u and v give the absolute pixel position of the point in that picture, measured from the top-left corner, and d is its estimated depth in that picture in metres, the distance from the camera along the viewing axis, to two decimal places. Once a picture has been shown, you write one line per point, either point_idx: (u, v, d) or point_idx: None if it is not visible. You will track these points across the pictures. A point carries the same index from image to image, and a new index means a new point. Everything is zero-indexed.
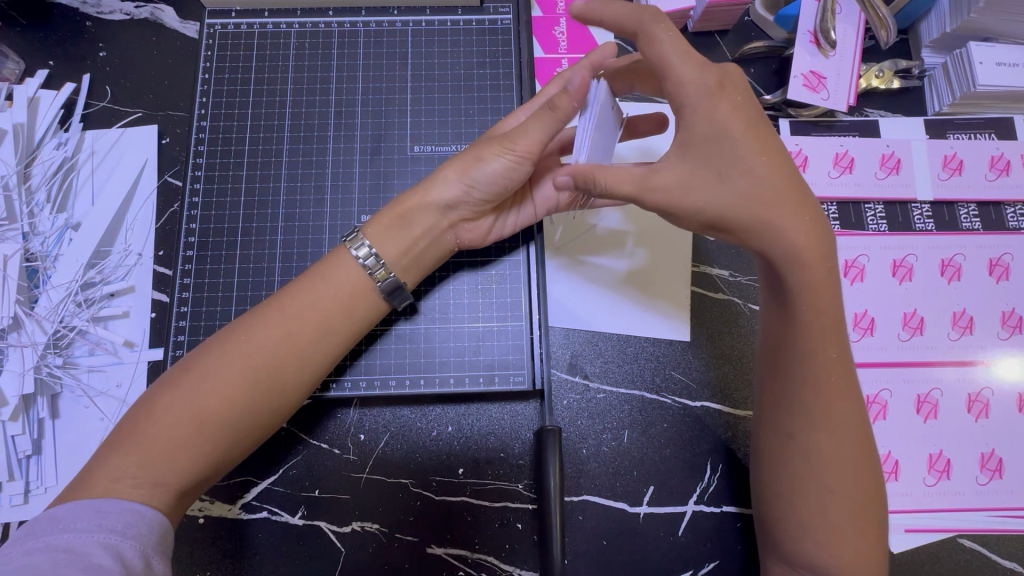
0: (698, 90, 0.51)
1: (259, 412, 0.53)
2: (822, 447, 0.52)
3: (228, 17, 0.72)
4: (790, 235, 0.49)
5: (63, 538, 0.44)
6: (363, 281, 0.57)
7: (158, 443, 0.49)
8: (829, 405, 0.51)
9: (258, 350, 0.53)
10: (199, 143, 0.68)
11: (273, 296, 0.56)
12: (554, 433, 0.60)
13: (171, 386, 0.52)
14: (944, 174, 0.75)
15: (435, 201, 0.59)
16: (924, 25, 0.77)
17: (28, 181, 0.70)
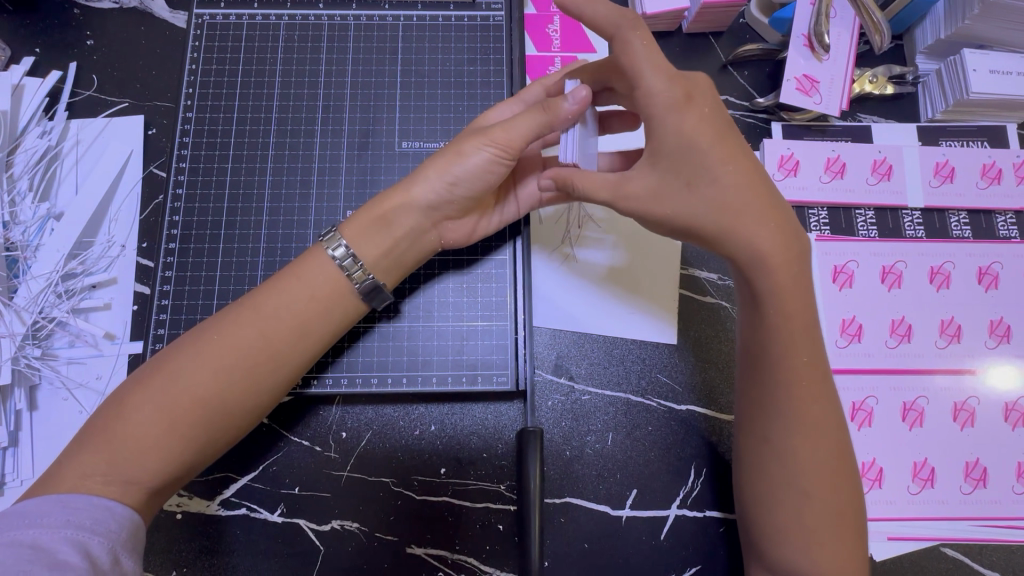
0: (666, 101, 0.51)
1: (232, 410, 0.52)
2: (794, 452, 0.51)
3: (216, 8, 0.71)
4: (758, 237, 0.50)
5: (29, 534, 0.44)
6: (340, 282, 0.56)
7: (129, 442, 0.49)
8: (802, 411, 0.51)
9: (234, 349, 0.52)
10: (184, 134, 0.67)
11: (252, 294, 0.56)
12: (537, 435, 0.59)
13: (143, 383, 0.51)
14: (935, 181, 0.74)
15: (416, 202, 0.58)
16: (919, 31, 0.77)
17: (10, 169, 0.69)
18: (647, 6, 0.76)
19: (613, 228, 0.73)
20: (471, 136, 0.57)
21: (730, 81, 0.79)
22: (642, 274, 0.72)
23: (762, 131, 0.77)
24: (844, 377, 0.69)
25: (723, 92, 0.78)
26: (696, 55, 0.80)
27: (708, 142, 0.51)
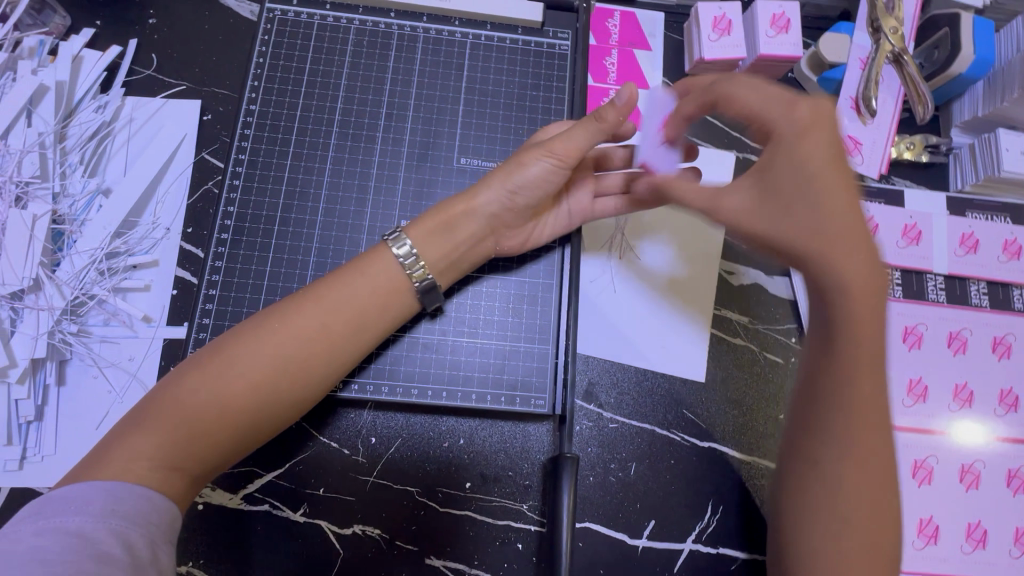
0: (796, 127, 0.50)
1: (282, 398, 0.52)
2: (847, 479, 0.50)
3: (289, 5, 0.72)
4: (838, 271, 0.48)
5: (73, 521, 0.42)
6: (400, 280, 0.58)
7: (178, 425, 0.48)
8: (869, 444, 0.50)
9: (293, 338, 0.53)
10: (245, 126, 0.68)
11: (313, 286, 0.56)
12: (572, 462, 0.60)
13: (198, 367, 0.51)
14: (960, 251, 0.78)
15: (477, 208, 0.61)
16: (957, 106, 0.81)
17: (63, 141, 0.69)
18: (704, 52, 0.78)
19: (655, 261, 0.76)
20: (530, 151, 0.61)
21: None
22: (678, 309, 0.74)
23: None
24: None
25: None
26: None
27: (816, 163, 0.50)
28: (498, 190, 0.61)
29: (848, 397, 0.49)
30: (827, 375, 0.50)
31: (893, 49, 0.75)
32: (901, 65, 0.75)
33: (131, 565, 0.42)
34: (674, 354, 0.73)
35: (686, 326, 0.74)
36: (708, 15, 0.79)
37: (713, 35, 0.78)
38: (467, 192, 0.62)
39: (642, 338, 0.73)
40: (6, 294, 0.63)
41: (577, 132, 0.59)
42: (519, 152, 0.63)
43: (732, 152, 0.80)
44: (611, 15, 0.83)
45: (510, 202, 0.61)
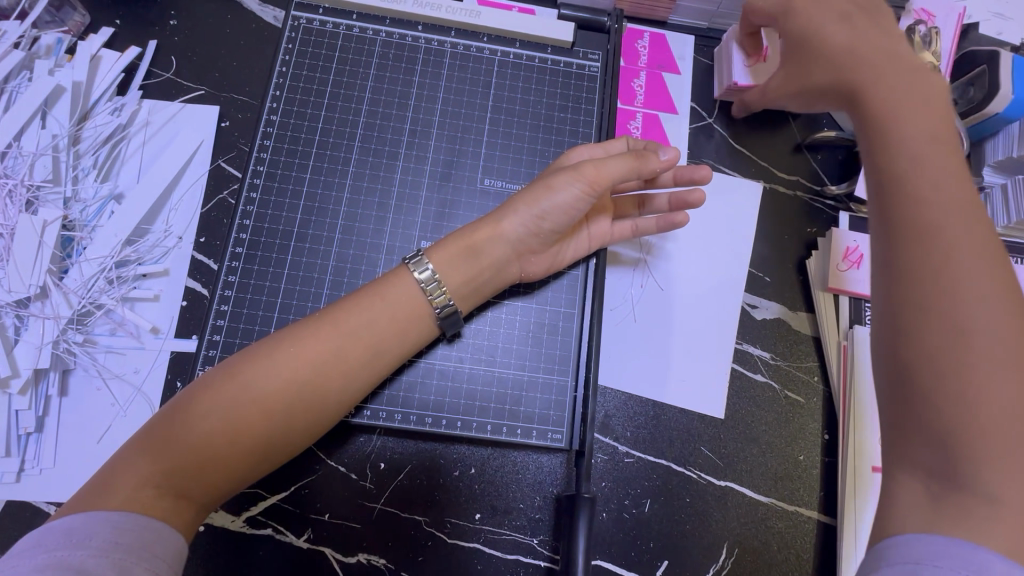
0: (872, 66, 0.58)
1: (294, 426, 0.50)
2: (980, 394, 0.42)
3: (314, 13, 0.70)
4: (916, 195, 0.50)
5: (76, 556, 0.40)
6: (420, 305, 0.56)
7: (187, 452, 0.47)
8: (999, 361, 0.42)
9: (308, 364, 0.51)
10: (265, 137, 0.66)
11: (331, 308, 0.54)
12: (589, 501, 0.58)
13: (209, 390, 0.49)
14: None
15: (500, 233, 0.59)
16: (990, 144, 0.79)
17: (77, 144, 0.67)
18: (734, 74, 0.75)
19: (679, 289, 0.74)
20: (561, 175, 0.58)
21: (802, 163, 0.80)
22: (701, 341, 0.73)
23: (829, 218, 0.78)
24: None
25: (794, 173, 0.80)
26: (773, 132, 0.81)
27: (896, 105, 0.55)
28: (524, 211, 0.58)
29: (960, 304, 0.45)
30: (918, 278, 0.47)
31: None
32: None
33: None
34: (696, 386, 0.71)
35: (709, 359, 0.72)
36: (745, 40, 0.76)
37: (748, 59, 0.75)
38: (492, 214, 0.60)
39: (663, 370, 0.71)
40: (12, 301, 0.61)
41: (614, 162, 0.57)
42: (548, 173, 0.60)
43: (758, 181, 0.79)
44: (641, 36, 0.81)
45: (533, 226, 0.59)
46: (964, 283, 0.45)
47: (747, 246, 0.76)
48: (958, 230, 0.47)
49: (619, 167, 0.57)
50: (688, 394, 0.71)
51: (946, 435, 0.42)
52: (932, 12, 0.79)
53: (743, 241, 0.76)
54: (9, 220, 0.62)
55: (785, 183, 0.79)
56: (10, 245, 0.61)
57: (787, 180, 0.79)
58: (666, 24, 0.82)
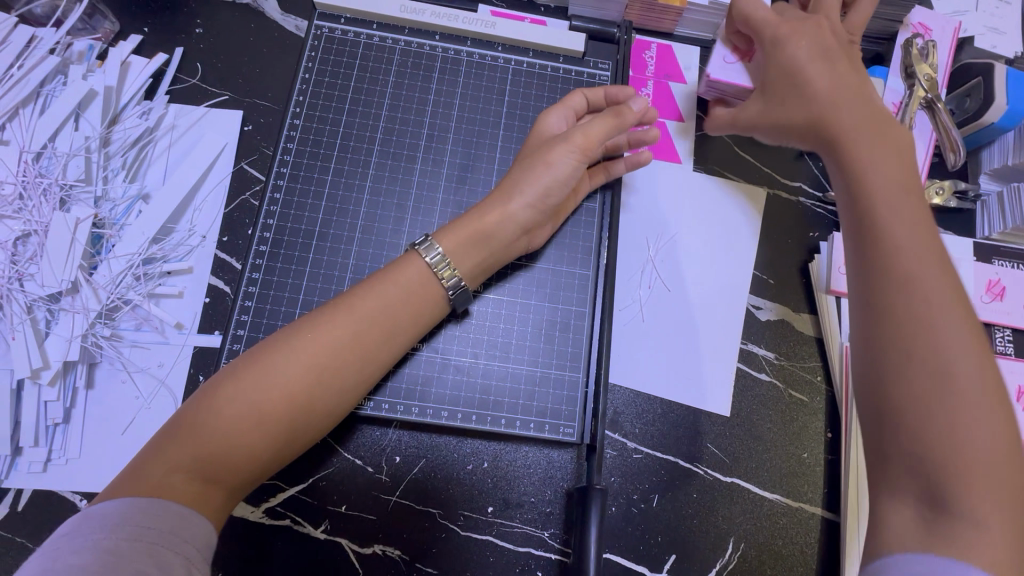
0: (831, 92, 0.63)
1: (315, 410, 0.52)
2: (952, 422, 0.44)
3: (336, 22, 0.73)
4: (889, 229, 0.52)
5: (110, 540, 0.42)
6: (431, 282, 0.58)
7: (214, 439, 0.48)
8: (971, 391, 0.44)
9: (325, 348, 0.52)
10: (288, 140, 0.69)
11: (347, 294, 0.56)
12: (600, 492, 0.60)
13: (233, 378, 0.51)
14: (986, 297, 0.78)
15: (510, 217, 0.60)
16: (986, 153, 0.82)
17: (106, 145, 0.69)
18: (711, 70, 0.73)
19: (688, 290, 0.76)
20: (552, 147, 0.61)
21: (804, 170, 0.83)
22: (710, 339, 0.75)
23: (829, 223, 0.81)
24: None
25: (796, 179, 0.82)
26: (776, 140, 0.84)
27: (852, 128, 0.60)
28: (531, 194, 0.60)
29: (932, 316, 0.47)
30: (895, 294, 0.49)
31: (926, 95, 0.76)
32: (934, 112, 0.76)
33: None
34: (708, 382, 0.73)
35: (717, 356, 0.74)
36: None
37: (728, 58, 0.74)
38: (492, 197, 0.62)
39: (675, 366, 0.74)
40: (43, 296, 0.63)
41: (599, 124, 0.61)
42: (540, 151, 0.62)
43: (761, 186, 0.81)
44: (649, 46, 0.84)
45: (541, 204, 0.61)
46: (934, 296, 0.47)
47: (752, 250, 0.79)
48: (922, 262, 0.49)
49: (604, 129, 0.61)
50: (699, 390, 0.73)
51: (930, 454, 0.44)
52: (928, 26, 0.82)
53: (748, 245, 0.79)
54: (42, 218, 0.64)
55: (788, 189, 0.81)
56: (43, 242, 0.63)
57: (790, 186, 0.82)
58: (673, 35, 0.85)
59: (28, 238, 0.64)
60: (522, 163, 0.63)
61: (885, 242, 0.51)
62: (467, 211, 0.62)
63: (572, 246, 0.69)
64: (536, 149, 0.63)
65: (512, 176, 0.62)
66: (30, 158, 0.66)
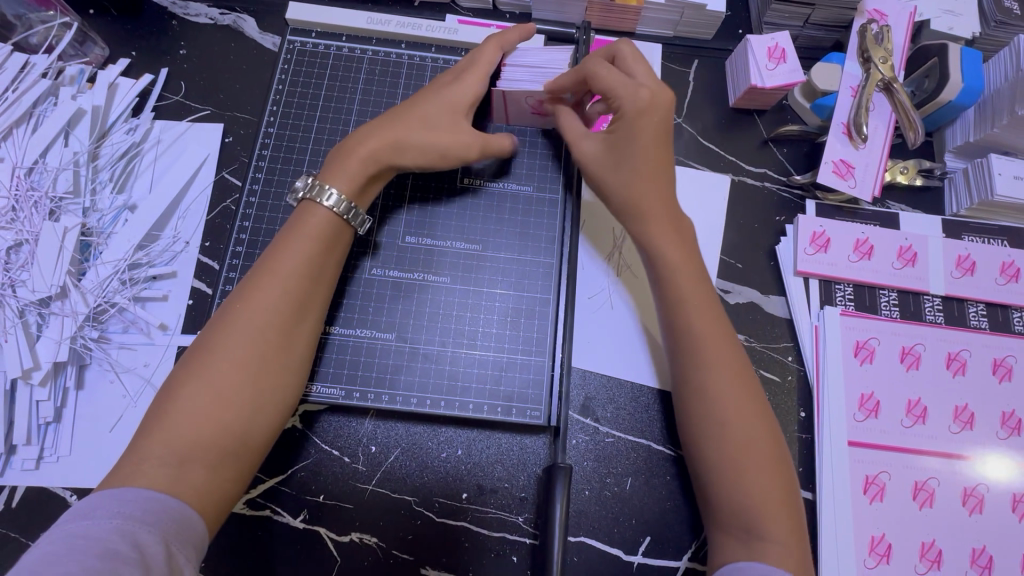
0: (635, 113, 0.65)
1: (273, 369, 0.55)
2: (729, 446, 0.55)
3: (307, 36, 0.78)
4: (678, 275, 0.61)
5: (85, 525, 0.44)
6: (336, 222, 0.60)
7: (186, 420, 0.51)
8: (734, 416, 0.56)
9: (260, 310, 0.55)
10: (263, 148, 0.73)
11: (264, 260, 0.58)
12: (565, 471, 0.61)
13: (185, 366, 0.53)
14: (957, 272, 0.78)
15: (402, 159, 0.63)
16: (949, 131, 0.83)
17: (95, 159, 0.73)
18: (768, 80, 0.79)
19: None
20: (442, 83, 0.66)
21: (769, 156, 0.84)
22: None
23: (796, 206, 0.82)
24: (858, 451, 0.72)
25: (762, 165, 0.84)
26: (739, 129, 0.86)
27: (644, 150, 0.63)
28: (428, 149, 0.63)
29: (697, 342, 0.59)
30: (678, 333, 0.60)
31: (883, 78, 0.78)
32: (892, 93, 0.78)
33: (138, 560, 0.42)
34: None
35: None
36: (762, 45, 0.81)
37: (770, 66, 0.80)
38: (381, 131, 0.62)
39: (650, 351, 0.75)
40: (34, 300, 0.66)
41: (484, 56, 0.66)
42: (445, 118, 0.64)
43: (727, 174, 0.83)
44: None
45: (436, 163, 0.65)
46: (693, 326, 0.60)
47: (718, 236, 0.80)
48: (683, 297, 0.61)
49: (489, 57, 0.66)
50: None
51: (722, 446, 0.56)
52: (884, 12, 0.82)
53: (713, 231, 0.80)
54: (34, 228, 0.67)
55: (753, 175, 0.83)
56: (35, 251, 0.67)
57: (756, 172, 0.84)
58: (634, 34, 0.88)
59: (21, 248, 0.67)
60: (421, 113, 0.63)
61: (684, 319, 0.59)
62: (350, 145, 0.62)
63: (535, 237, 0.72)
64: (442, 110, 0.64)
65: (408, 118, 0.63)
66: (23, 173, 0.69)
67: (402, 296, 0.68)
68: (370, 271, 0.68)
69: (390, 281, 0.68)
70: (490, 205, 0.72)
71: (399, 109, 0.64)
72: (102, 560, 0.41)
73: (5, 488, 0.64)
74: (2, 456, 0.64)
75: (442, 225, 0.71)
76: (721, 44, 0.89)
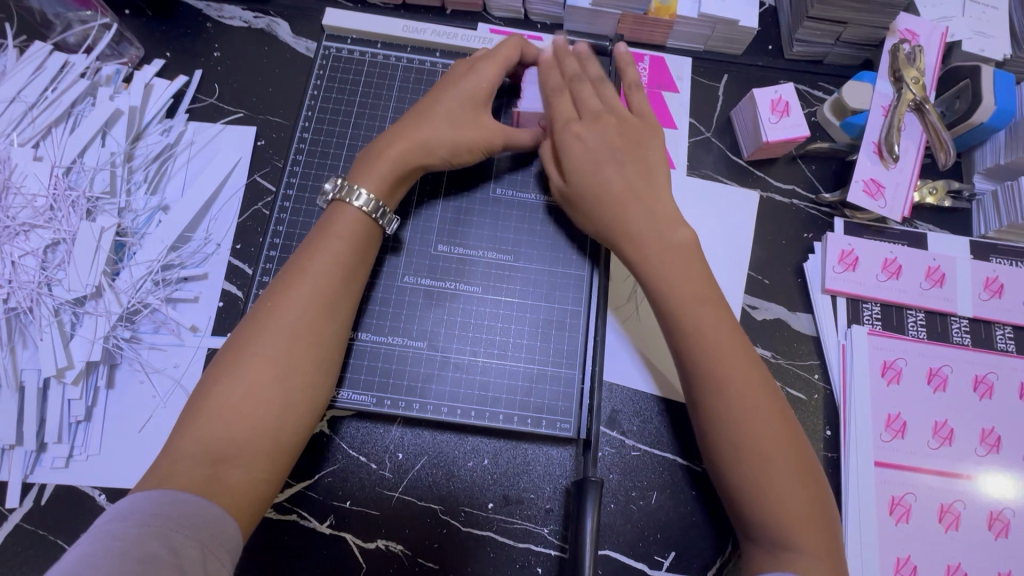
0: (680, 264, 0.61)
1: (303, 365, 0.55)
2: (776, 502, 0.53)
3: (343, 42, 0.78)
4: (706, 334, 0.58)
5: (122, 527, 0.44)
6: (364, 222, 0.61)
7: (218, 417, 0.51)
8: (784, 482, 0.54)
9: (290, 307, 0.55)
10: (297, 153, 0.73)
11: (294, 261, 0.58)
12: (596, 486, 0.61)
13: (218, 368, 0.53)
14: (985, 294, 0.78)
15: (428, 158, 0.64)
16: (978, 153, 0.83)
17: (131, 160, 0.73)
18: (767, 134, 0.78)
19: None
20: (456, 79, 0.67)
21: (798, 173, 0.84)
22: None
23: (824, 224, 0.82)
24: (884, 471, 0.71)
25: (790, 182, 0.84)
26: None
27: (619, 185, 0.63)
28: (451, 149, 0.64)
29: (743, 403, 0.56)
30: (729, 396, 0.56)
31: (914, 98, 0.78)
32: (924, 114, 0.78)
33: (176, 565, 0.42)
34: None
35: None
36: (765, 98, 0.79)
37: (773, 119, 0.78)
38: (407, 131, 0.63)
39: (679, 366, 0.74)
40: (70, 299, 0.66)
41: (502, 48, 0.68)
42: (467, 115, 0.65)
43: (755, 190, 0.83)
44: (642, 59, 0.87)
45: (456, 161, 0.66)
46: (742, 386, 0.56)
47: (745, 252, 0.80)
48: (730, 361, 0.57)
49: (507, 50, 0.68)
50: None
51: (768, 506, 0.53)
52: (916, 31, 0.83)
53: (740, 247, 0.80)
54: (71, 227, 0.67)
55: (781, 192, 0.83)
56: (70, 250, 0.67)
57: (784, 188, 0.84)
58: (665, 47, 0.89)
59: (58, 246, 0.67)
60: (441, 113, 0.64)
61: (719, 386, 0.56)
62: (378, 145, 0.63)
63: (566, 249, 0.72)
64: (460, 106, 0.65)
65: (431, 118, 0.64)
66: (61, 173, 0.69)
67: (433, 304, 0.68)
68: (403, 278, 0.69)
69: (421, 288, 0.69)
70: (522, 216, 0.72)
71: (418, 110, 0.65)
72: None
73: (34, 486, 0.65)
74: (33, 453, 0.65)
75: (474, 235, 0.71)
76: (751, 60, 0.89)
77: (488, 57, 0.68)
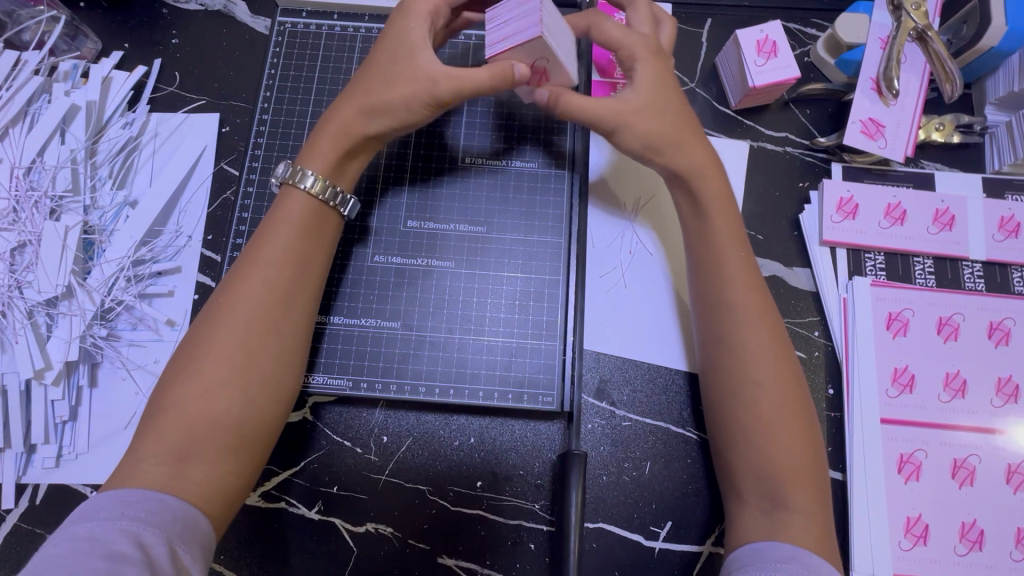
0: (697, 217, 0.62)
1: (265, 355, 0.53)
2: (775, 462, 0.52)
3: (298, 16, 0.75)
4: (726, 287, 0.58)
5: (85, 526, 0.43)
6: (316, 206, 0.59)
7: (181, 416, 0.50)
8: (784, 440, 0.53)
9: (245, 298, 0.54)
10: (258, 135, 0.71)
11: (246, 253, 0.57)
12: (580, 459, 0.60)
13: (177, 369, 0.52)
14: (999, 235, 0.73)
15: (372, 126, 0.58)
16: (991, 81, 0.76)
17: (93, 156, 0.72)
18: (754, 79, 0.72)
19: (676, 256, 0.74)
20: (397, 23, 0.59)
21: (791, 119, 0.79)
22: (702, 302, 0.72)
23: (820, 170, 0.77)
24: (892, 429, 0.68)
25: (782, 129, 0.79)
26: None
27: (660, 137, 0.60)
28: (394, 108, 0.57)
29: (753, 361, 0.55)
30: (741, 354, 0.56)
31: (915, 26, 0.70)
32: (927, 43, 0.71)
33: (142, 561, 0.41)
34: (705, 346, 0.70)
35: None
36: (750, 38, 0.73)
37: (760, 61, 0.73)
38: (350, 99, 0.58)
39: (669, 333, 0.71)
40: (41, 301, 0.66)
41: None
42: (404, 66, 0.57)
43: (745, 141, 0.78)
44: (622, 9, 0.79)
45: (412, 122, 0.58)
46: (751, 346, 0.56)
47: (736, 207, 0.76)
48: (744, 321, 0.56)
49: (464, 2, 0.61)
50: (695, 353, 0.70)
51: (762, 466, 0.53)
52: None
53: None
54: (35, 228, 0.67)
55: (773, 141, 0.78)
56: (37, 252, 0.66)
57: (776, 137, 0.78)
58: None
59: (25, 249, 0.67)
60: (379, 71, 0.58)
61: (735, 342, 0.56)
62: (326, 122, 0.60)
63: (542, 215, 0.68)
64: (395, 59, 0.58)
65: (370, 79, 0.58)
66: (22, 174, 0.69)
67: (405, 283, 0.66)
68: (372, 258, 0.66)
69: (393, 267, 0.66)
70: (493, 185, 0.69)
71: (359, 75, 0.60)
72: (106, 565, 0.40)
73: (28, 486, 0.65)
74: (23, 456, 0.65)
75: (443, 209, 0.68)
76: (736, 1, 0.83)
77: (440, 1, 0.60)
